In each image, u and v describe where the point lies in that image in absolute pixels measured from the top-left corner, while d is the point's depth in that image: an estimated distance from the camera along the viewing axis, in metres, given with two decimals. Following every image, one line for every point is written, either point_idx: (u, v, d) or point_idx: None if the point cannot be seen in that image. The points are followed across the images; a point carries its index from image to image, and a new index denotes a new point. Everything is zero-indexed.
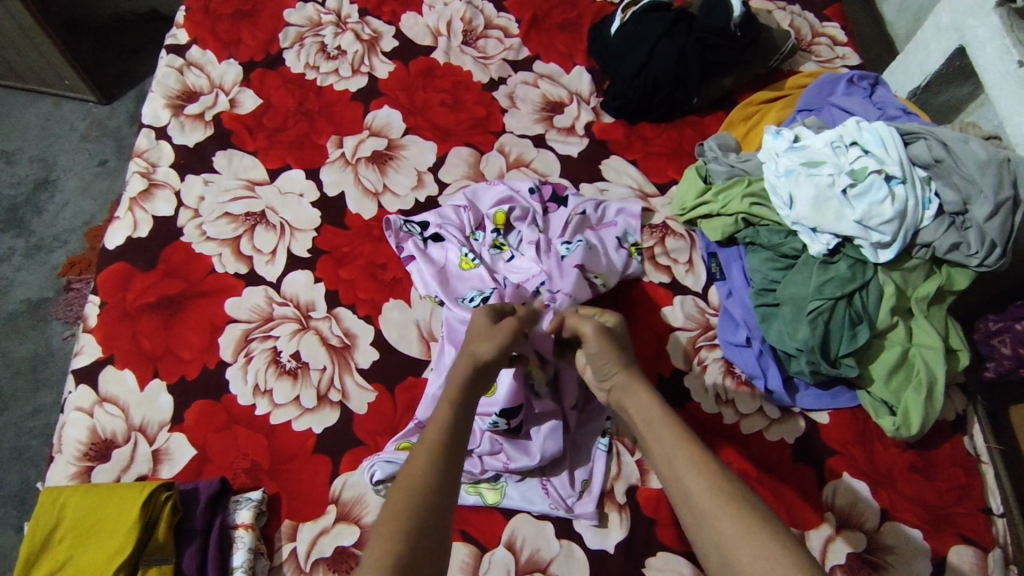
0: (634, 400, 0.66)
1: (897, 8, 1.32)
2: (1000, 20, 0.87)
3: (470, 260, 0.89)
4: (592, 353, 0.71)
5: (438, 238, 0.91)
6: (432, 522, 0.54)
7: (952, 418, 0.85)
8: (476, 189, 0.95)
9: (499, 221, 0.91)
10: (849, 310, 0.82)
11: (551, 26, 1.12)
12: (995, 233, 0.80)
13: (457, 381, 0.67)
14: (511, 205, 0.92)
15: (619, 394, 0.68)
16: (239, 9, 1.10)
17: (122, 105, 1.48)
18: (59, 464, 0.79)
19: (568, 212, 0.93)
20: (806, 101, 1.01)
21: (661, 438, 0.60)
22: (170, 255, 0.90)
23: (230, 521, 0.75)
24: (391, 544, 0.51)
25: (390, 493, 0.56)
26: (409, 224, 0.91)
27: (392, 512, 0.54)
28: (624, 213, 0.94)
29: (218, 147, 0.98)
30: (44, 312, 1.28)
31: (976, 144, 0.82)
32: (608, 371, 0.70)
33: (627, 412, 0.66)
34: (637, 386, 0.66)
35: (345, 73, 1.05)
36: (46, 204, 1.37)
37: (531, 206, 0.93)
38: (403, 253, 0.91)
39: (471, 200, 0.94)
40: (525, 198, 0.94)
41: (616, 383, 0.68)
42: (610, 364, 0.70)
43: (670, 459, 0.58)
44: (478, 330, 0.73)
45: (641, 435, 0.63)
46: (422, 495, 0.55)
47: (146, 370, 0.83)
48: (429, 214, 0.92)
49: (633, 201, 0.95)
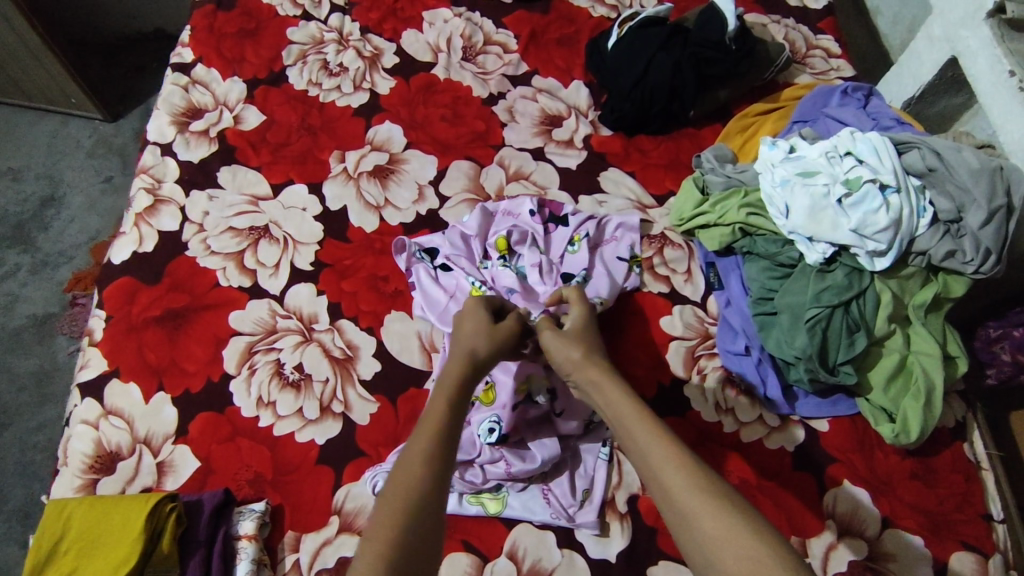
0: (606, 394, 0.68)
1: (890, 21, 1.34)
2: (991, 31, 0.88)
3: (478, 288, 0.90)
4: (555, 353, 0.74)
5: (447, 268, 0.92)
6: (428, 528, 0.55)
7: (952, 424, 0.85)
8: (478, 211, 0.94)
9: (500, 247, 0.91)
10: (846, 318, 0.83)
11: (549, 41, 1.14)
12: (989, 241, 0.80)
13: (453, 377, 0.68)
14: (511, 230, 0.93)
15: (591, 387, 0.70)
16: (242, 28, 1.12)
17: (127, 123, 1.50)
18: (64, 477, 0.79)
19: (569, 232, 0.94)
20: (801, 112, 1.02)
21: (635, 434, 0.62)
22: (175, 269, 0.91)
23: (232, 532, 0.75)
24: (389, 538, 0.52)
25: (384, 494, 0.56)
26: (422, 250, 0.93)
27: (389, 505, 0.55)
28: (623, 228, 0.95)
29: (222, 162, 0.99)
30: (49, 327, 1.29)
31: (968, 153, 0.83)
32: (570, 367, 0.72)
33: (598, 402, 0.69)
34: (609, 383, 0.68)
35: (346, 89, 1.07)
36: (52, 220, 1.39)
37: (531, 229, 0.93)
38: (414, 279, 0.91)
39: (473, 223, 0.94)
40: (525, 220, 0.95)
41: (584, 377, 0.70)
42: (571, 360, 0.72)
43: (646, 456, 0.60)
44: (476, 327, 0.73)
45: (616, 430, 0.65)
46: (420, 489, 0.56)
47: (151, 384, 0.84)
48: (439, 241, 0.93)
49: (631, 214, 0.95)
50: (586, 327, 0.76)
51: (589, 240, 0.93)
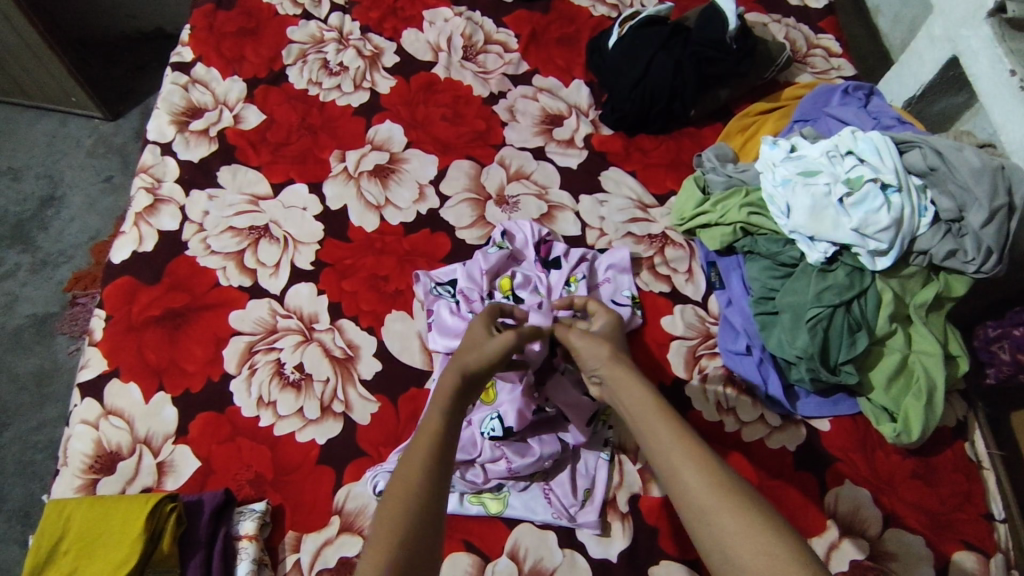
0: (628, 391, 0.68)
1: (891, 20, 1.34)
2: (992, 30, 0.88)
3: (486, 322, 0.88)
4: (585, 353, 0.74)
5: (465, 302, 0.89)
6: (427, 524, 0.56)
7: (953, 424, 0.85)
8: (500, 250, 0.91)
9: (504, 288, 0.89)
10: (847, 318, 0.82)
11: (550, 40, 1.13)
12: (990, 240, 0.80)
13: (460, 387, 0.69)
14: (514, 272, 0.91)
15: (614, 386, 0.70)
16: (242, 27, 1.12)
17: (127, 122, 1.50)
18: (63, 477, 0.79)
19: (564, 274, 0.91)
20: (802, 111, 1.02)
21: (656, 431, 0.62)
22: (174, 268, 0.91)
23: (233, 533, 0.75)
24: (394, 527, 0.54)
25: (391, 490, 0.58)
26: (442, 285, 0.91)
27: (395, 499, 0.57)
28: (614, 269, 0.92)
29: (222, 162, 0.99)
30: (49, 327, 1.29)
31: (969, 152, 0.83)
32: (599, 365, 0.72)
33: (620, 401, 0.68)
34: (633, 380, 0.68)
35: (347, 89, 1.06)
36: (52, 220, 1.39)
37: (533, 274, 0.91)
38: (432, 317, 0.88)
39: (492, 261, 0.90)
40: (529, 267, 0.93)
41: (611, 375, 0.70)
42: (599, 358, 0.72)
43: (667, 453, 0.60)
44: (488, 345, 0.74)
45: (637, 428, 0.65)
46: (422, 484, 0.58)
47: (150, 384, 0.83)
48: (459, 274, 0.91)
49: (620, 253, 0.92)
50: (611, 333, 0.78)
51: (586, 281, 0.91)
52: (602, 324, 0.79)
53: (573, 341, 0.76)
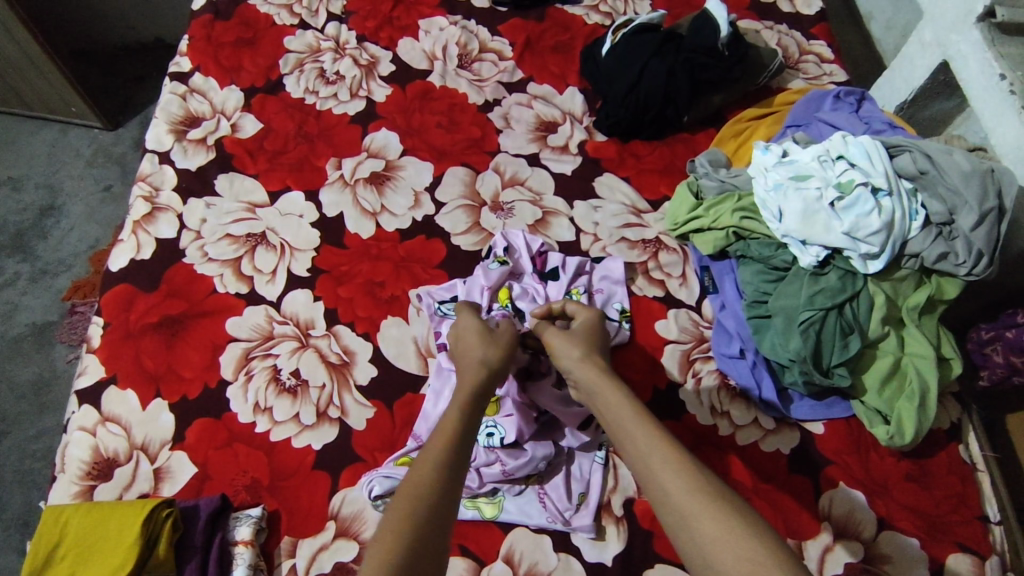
0: (603, 394, 0.68)
1: (884, 26, 1.35)
2: (981, 34, 0.89)
3: None
4: (557, 351, 0.75)
5: None
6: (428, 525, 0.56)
7: (947, 426, 0.85)
8: (502, 266, 0.91)
9: (501, 298, 0.89)
10: (840, 321, 0.83)
11: (544, 48, 1.14)
12: (981, 243, 0.81)
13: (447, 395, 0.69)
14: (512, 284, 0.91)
15: (590, 390, 0.70)
16: (240, 37, 1.13)
17: (127, 131, 1.51)
18: (61, 483, 0.80)
19: (564, 286, 0.91)
20: (795, 117, 1.03)
21: (635, 437, 0.62)
22: (172, 276, 0.92)
23: (230, 537, 0.75)
24: (394, 530, 0.54)
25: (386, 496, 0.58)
26: (444, 306, 0.89)
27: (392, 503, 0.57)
28: (608, 279, 0.93)
29: (219, 170, 1.00)
30: (48, 335, 1.30)
31: (959, 156, 0.84)
32: (571, 366, 0.73)
33: (597, 407, 0.69)
34: (606, 382, 0.69)
35: (343, 97, 1.07)
36: (52, 229, 1.40)
37: (532, 288, 0.91)
38: (442, 339, 0.88)
39: (493, 277, 0.90)
40: (527, 280, 0.93)
41: (585, 375, 0.71)
42: (571, 359, 0.73)
43: (645, 458, 0.60)
44: (471, 333, 0.77)
45: (614, 433, 0.65)
46: (421, 486, 0.58)
47: (148, 390, 0.84)
48: (460, 288, 0.91)
49: (614, 265, 0.93)
50: (589, 329, 0.78)
51: (587, 294, 0.91)
52: (583, 321, 0.79)
53: (547, 338, 0.77)
